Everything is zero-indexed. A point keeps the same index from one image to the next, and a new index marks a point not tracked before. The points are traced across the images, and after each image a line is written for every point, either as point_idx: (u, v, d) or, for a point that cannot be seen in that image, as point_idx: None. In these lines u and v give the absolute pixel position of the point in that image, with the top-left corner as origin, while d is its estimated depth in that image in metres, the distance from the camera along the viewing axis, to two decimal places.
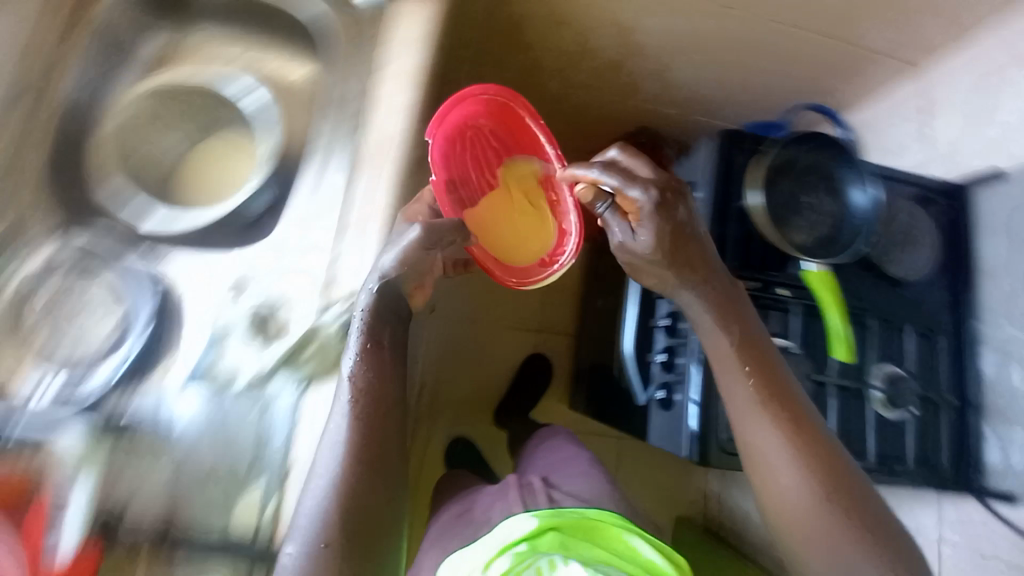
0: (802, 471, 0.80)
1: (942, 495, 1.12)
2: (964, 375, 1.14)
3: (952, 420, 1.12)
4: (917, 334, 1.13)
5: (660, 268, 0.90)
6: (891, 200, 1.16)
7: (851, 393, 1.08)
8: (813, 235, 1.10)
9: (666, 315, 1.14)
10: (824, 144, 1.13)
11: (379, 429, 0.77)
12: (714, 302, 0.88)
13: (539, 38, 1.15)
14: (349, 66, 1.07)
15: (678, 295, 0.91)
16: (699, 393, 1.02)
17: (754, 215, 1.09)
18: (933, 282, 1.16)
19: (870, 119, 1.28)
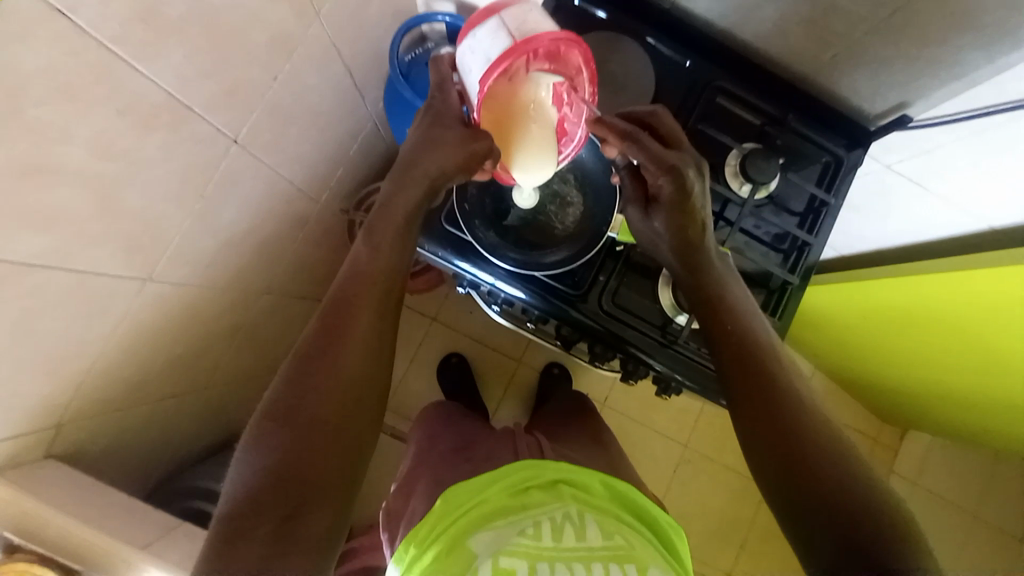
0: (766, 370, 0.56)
1: (853, 126, 0.72)
2: (746, 79, 0.71)
3: (807, 109, 0.72)
4: (712, 82, 0.71)
5: (659, 236, 0.63)
6: (576, 178, 0.70)
7: (755, 227, 0.71)
8: (519, 242, 0.69)
9: (494, 302, 0.75)
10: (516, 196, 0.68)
11: (297, 439, 0.51)
12: (689, 219, 0.60)
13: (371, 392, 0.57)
14: (99, 408, 0.69)
15: (683, 243, 0.61)
16: (604, 340, 0.70)
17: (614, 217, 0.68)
18: (693, 16, 0.69)
19: None
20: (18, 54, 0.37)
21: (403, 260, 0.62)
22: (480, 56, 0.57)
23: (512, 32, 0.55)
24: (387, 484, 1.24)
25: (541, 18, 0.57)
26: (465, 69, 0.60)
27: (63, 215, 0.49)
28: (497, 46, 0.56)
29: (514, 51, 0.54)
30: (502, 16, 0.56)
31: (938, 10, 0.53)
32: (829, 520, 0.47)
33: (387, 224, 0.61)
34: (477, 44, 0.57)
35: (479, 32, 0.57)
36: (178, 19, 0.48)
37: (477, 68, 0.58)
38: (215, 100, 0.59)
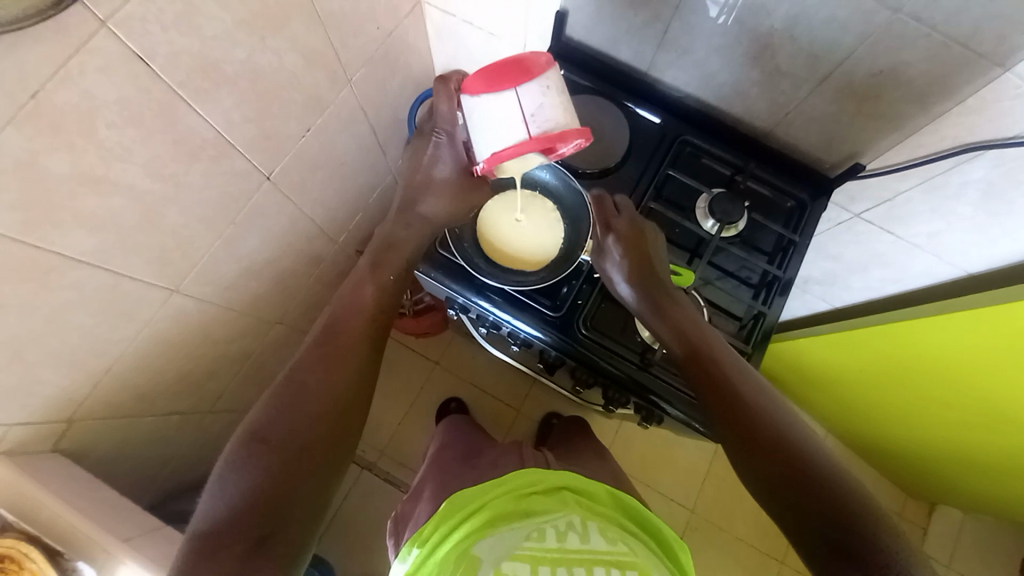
0: (736, 395, 0.57)
1: (812, 173, 0.80)
2: (710, 134, 0.81)
3: (769, 159, 0.81)
4: (682, 136, 0.81)
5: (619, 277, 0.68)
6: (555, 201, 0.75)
7: (726, 260, 0.77)
8: (499, 266, 0.72)
9: (483, 326, 0.79)
10: (487, 224, 0.74)
11: (278, 446, 0.53)
12: (640, 262, 0.68)
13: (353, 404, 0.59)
14: (110, 409, 0.73)
15: (641, 278, 0.67)
16: (584, 364, 0.72)
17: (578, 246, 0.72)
18: (660, 84, 0.81)
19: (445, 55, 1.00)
20: (103, 83, 0.49)
21: (394, 302, 0.68)
22: (498, 128, 0.60)
23: (527, 121, 0.59)
24: (376, 530, 1.21)
25: (553, 100, 0.60)
26: (472, 121, 0.62)
27: (112, 222, 0.58)
28: (515, 131, 0.59)
29: (531, 145, 0.59)
30: (519, 94, 0.58)
31: (867, 69, 0.63)
32: (829, 532, 0.48)
33: (391, 265, 0.68)
34: (490, 112, 0.60)
35: (493, 100, 0.59)
36: (231, 72, 0.61)
37: (490, 138, 0.61)
38: (254, 142, 0.70)
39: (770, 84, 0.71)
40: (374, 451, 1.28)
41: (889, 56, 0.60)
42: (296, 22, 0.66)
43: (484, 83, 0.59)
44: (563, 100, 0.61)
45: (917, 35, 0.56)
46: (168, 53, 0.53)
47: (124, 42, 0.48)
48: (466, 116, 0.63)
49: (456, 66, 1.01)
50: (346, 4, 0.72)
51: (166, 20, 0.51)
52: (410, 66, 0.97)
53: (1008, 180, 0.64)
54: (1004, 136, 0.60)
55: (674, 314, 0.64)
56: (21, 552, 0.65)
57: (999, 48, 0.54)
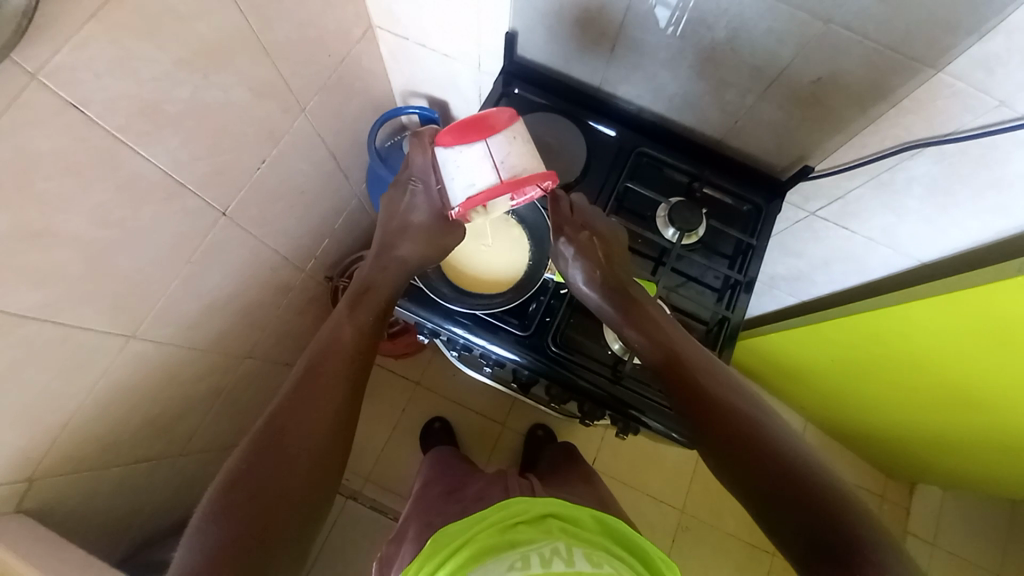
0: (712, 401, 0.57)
1: (766, 176, 0.82)
2: (665, 144, 0.83)
3: (725, 164, 0.82)
4: (637, 146, 0.82)
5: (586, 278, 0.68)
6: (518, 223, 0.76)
7: (689, 267, 0.79)
8: (466, 294, 0.73)
9: (455, 349, 0.79)
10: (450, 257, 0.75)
11: (250, 490, 0.52)
12: (599, 261, 0.68)
13: (330, 441, 0.58)
14: (73, 464, 0.71)
15: (600, 277, 0.68)
16: (557, 381, 0.73)
17: (544, 266, 0.73)
18: (612, 96, 0.82)
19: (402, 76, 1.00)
20: (36, 137, 0.48)
21: (375, 340, 0.67)
22: (468, 175, 0.61)
23: (497, 166, 0.60)
24: (366, 559, 1.20)
25: (520, 149, 0.62)
26: (445, 170, 0.64)
27: (61, 275, 0.56)
28: (484, 177, 0.61)
29: (503, 188, 0.60)
30: (488, 144, 0.60)
31: (807, 76, 0.65)
32: (808, 530, 0.48)
33: (368, 307, 0.67)
34: (461, 163, 0.61)
35: (463, 151, 0.61)
36: (175, 112, 0.60)
37: (461, 185, 0.62)
38: (206, 179, 0.69)
39: (718, 94, 0.73)
40: (360, 478, 1.27)
41: (827, 64, 0.62)
42: (241, 57, 0.65)
43: (455, 136, 0.61)
44: (529, 148, 0.64)
45: (850, 43, 0.58)
46: (104, 100, 0.52)
47: (55, 92, 0.47)
48: (439, 165, 0.65)
49: (414, 87, 1.01)
50: (292, 35, 0.72)
51: (100, 68, 0.50)
52: (368, 89, 0.97)
53: (951, 175, 0.67)
54: (948, 131, 0.62)
55: (646, 322, 0.65)
56: None
57: (926, 52, 0.56)
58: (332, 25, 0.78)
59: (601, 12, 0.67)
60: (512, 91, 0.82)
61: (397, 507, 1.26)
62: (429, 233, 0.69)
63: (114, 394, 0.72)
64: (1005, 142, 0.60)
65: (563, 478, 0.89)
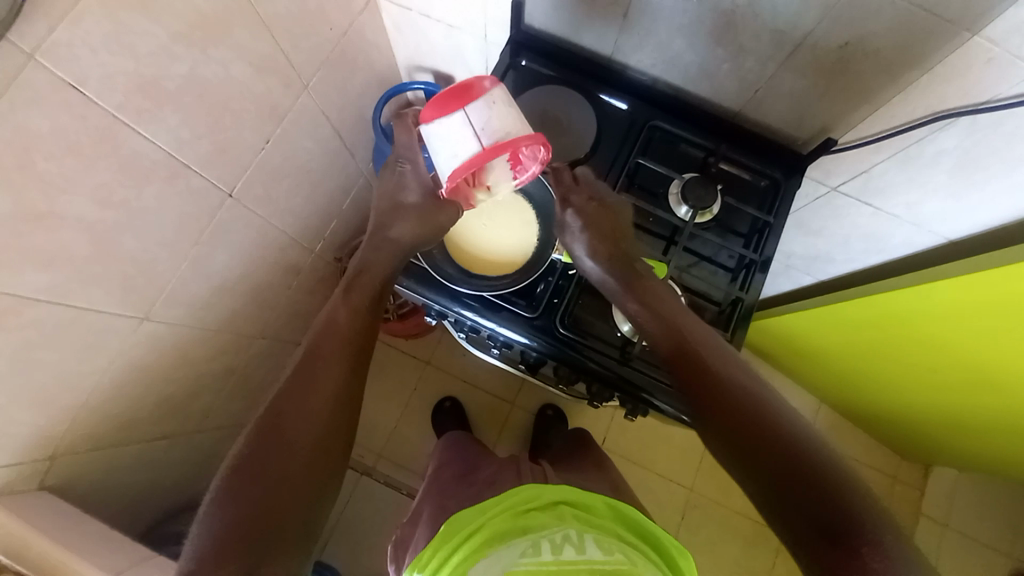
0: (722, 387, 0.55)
1: (785, 149, 0.79)
2: (679, 116, 0.79)
3: (742, 137, 0.79)
4: (650, 119, 0.79)
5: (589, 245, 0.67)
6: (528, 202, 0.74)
7: (702, 246, 0.76)
8: (473, 276, 0.71)
9: (463, 330, 0.79)
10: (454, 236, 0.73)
11: (261, 474, 0.53)
12: (606, 232, 0.68)
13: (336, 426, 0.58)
14: (91, 442, 0.73)
15: (604, 246, 0.67)
16: (565, 363, 0.72)
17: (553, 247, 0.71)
18: (623, 66, 0.78)
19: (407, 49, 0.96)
20: (32, 117, 0.47)
21: (371, 321, 0.66)
22: (450, 147, 0.61)
23: (479, 134, 0.60)
24: (379, 533, 1.23)
25: (502, 113, 0.62)
26: (431, 146, 0.64)
27: (66, 258, 0.56)
28: (467, 146, 0.60)
29: (488, 154, 0.60)
30: (468, 113, 0.60)
31: (833, 41, 0.61)
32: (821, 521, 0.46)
33: (362, 290, 0.66)
34: (444, 135, 0.61)
35: (444, 123, 0.61)
36: (175, 89, 0.59)
37: (447, 158, 0.62)
38: (209, 159, 0.68)
39: (736, 62, 0.69)
40: (372, 455, 1.29)
41: (854, 27, 0.58)
42: (239, 30, 0.63)
43: (434, 109, 0.61)
44: (512, 113, 0.63)
45: (880, 4, 0.54)
46: (100, 77, 0.50)
47: (51, 70, 0.46)
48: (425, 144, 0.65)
49: (419, 60, 0.98)
50: (291, 6, 0.69)
51: (96, 42, 0.49)
52: (371, 63, 0.94)
53: (984, 147, 0.63)
54: (982, 101, 0.58)
55: (652, 307, 0.62)
56: None
57: (967, 13, 0.51)
58: None
59: None
60: (520, 63, 0.79)
61: (409, 483, 1.28)
62: (434, 215, 0.67)
63: (128, 375, 0.73)
64: None
65: (576, 462, 0.90)
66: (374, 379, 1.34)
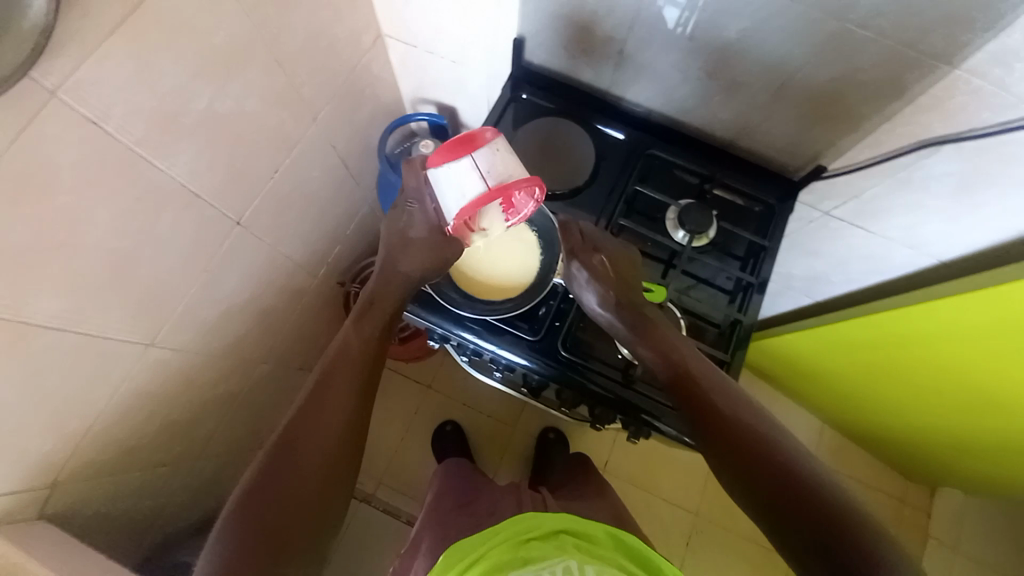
0: (721, 415, 0.58)
1: (777, 175, 0.82)
2: (675, 144, 0.82)
3: (736, 164, 0.82)
4: (647, 147, 0.82)
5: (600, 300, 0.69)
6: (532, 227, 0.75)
7: (700, 269, 0.78)
8: (475, 300, 0.73)
9: (466, 354, 0.80)
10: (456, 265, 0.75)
11: (267, 503, 0.53)
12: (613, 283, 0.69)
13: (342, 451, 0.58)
14: (94, 469, 0.72)
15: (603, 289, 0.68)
16: (567, 385, 0.73)
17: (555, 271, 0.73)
18: (620, 98, 0.82)
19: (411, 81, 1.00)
20: (56, 151, 0.49)
21: (382, 347, 0.68)
22: (456, 189, 0.63)
23: (484, 176, 0.61)
24: (379, 562, 1.20)
25: (507, 158, 0.63)
26: (438, 188, 0.65)
27: (80, 286, 0.57)
28: (471, 189, 0.61)
29: (487, 198, 0.61)
30: (474, 158, 0.61)
31: (820, 75, 0.64)
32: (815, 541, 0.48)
33: (374, 319, 0.68)
34: (450, 177, 0.62)
35: (452, 167, 0.62)
36: (192, 123, 0.61)
37: (453, 199, 0.63)
38: (221, 189, 0.70)
39: (728, 94, 0.72)
40: (373, 481, 1.27)
41: (841, 62, 0.61)
42: (255, 67, 0.66)
43: (441, 153, 0.62)
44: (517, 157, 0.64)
45: (866, 41, 0.58)
46: (121, 113, 0.53)
47: (76, 108, 0.49)
48: (433, 185, 0.66)
49: (423, 92, 1.01)
50: (304, 44, 0.73)
51: (119, 82, 0.51)
52: (377, 95, 0.98)
53: (969, 171, 0.65)
54: (965, 129, 0.61)
55: (656, 337, 0.65)
56: None
57: (946, 47, 0.54)
58: (343, 34, 0.79)
59: (608, 15, 0.67)
60: (522, 96, 0.82)
61: (410, 510, 1.26)
62: (436, 240, 0.69)
63: (134, 401, 0.73)
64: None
65: (577, 491, 0.90)
66: (376, 403, 1.33)
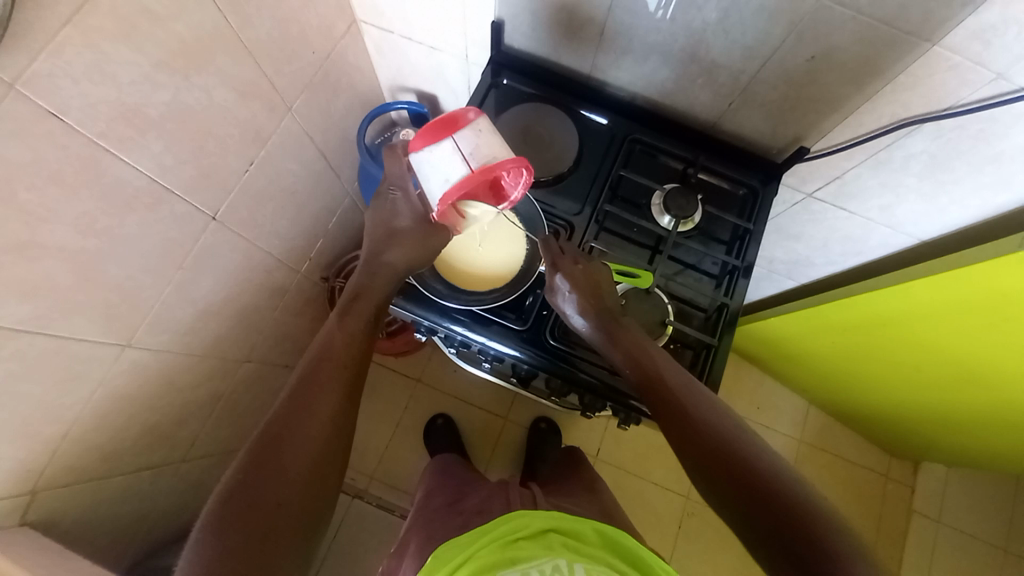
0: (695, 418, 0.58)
1: (760, 158, 0.81)
2: (658, 129, 0.82)
3: (719, 147, 0.81)
4: (630, 132, 0.81)
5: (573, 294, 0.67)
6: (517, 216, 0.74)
7: (685, 254, 0.78)
8: (460, 291, 0.72)
9: (453, 345, 0.79)
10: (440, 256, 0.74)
11: (250, 506, 0.51)
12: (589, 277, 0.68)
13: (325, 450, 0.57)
14: (73, 475, 0.71)
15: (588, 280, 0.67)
16: (556, 374, 0.73)
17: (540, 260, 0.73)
18: (601, 82, 0.81)
19: (390, 70, 0.98)
20: (15, 146, 0.46)
21: (368, 343, 0.67)
22: (439, 172, 0.62)
23: (467, 158, 0.61)
24: (372, 558, 1.20)
25: (489, 139, 0.63)
26: (420, 174, 0.65)
27: (49, 287, 0.55)
28: (455, 170, 0.61)
29: (471, 177, 0.60)
30: (456, 140, 0.61)
31: (800, 55, 0.63)
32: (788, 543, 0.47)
33: (358, 315, 0.67)
34: (433, 161, 0.62)
35: (433, 150, 0.62)
36: (157, 116, 0.59)
37: (436, 182, 0.62)
38: (193, 184, 0.68)
39: (709, 76, 0.72)
40: (364, 477, 1.27)
41: (820, 42, 0.61)
42: (221, 56, 0.64)
43: (423, 137, 0.63)
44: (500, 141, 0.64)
45: (844, 20, 0.57)
46: (82, 105, 0.51)
47: (34, 100, 0.46)
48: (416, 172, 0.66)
49: (401, 81, 0.99)
50: (274, 32, 0.71)
51: (77, 73, 0.49)
52: (355, 86, 0.96)
53: (947, 150, 0.66)
54: (942, 107, 0.61)
55: (632, 340, 0.65)
56: None
57: (922, 25, 0.54)
58: (314, 21, 0.77)
59: None
60: (502, 82, 0.81)
61: (403, 504, 1.26)
62: (418, 234, 0.68)
63: (113, 404, 0.71)
64: (1003, 116, 0.59)
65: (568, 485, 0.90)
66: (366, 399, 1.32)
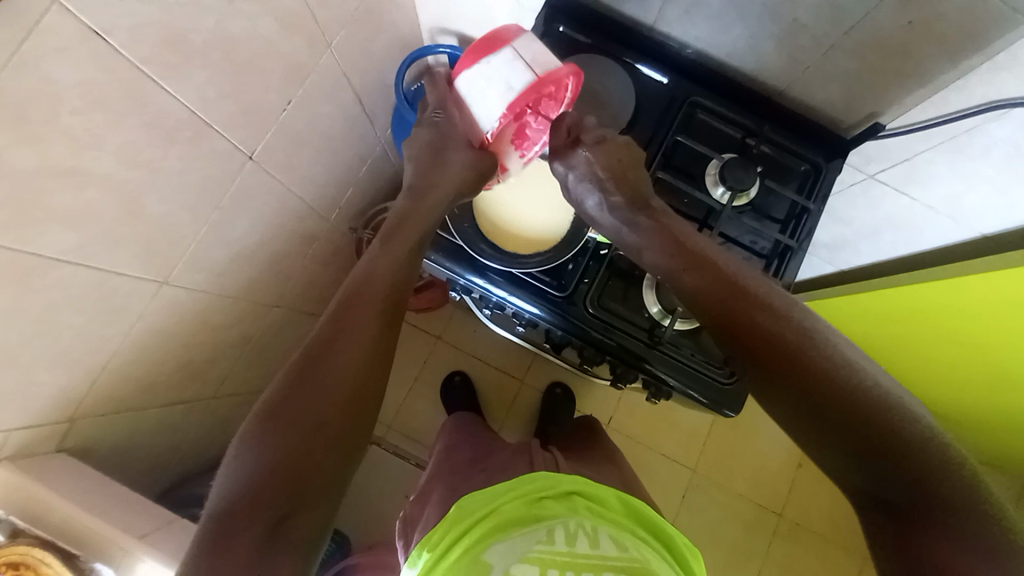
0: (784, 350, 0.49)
1: (829, 130, 0.76)
2: (720, 94, 0.77)
3: (784, 118, 0.77)
4: (691, 94, 0.76)
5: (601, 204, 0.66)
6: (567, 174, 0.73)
7: (738, 229, 0.75)
8: (503, 254, 0.70)
9: (488, 307, 0.78)
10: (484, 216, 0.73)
11: (286, 437, 0.52)
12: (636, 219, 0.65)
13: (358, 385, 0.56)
14: (109, 404, 0.72)
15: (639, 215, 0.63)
16: (592, 341, 0.71)
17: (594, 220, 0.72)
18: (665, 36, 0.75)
19: (433, 11, 0.91)
20: (57, 68, 0.43)
21: (407, 275, 0.64)
22: (501, 80, 0.63)
23: (530, 64, 0.63)
24: (386, 502, 1.24)
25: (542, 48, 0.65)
26: (477, 93, 0.66)
27: (88, 219, 0.54)
28: (519, 77, 0.63)
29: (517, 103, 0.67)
30: (515, 48, 0.63)
31: (896, 20, 0.57)
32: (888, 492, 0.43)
33: (403, 241, 0.64)
34: (495, 71, 0.63)
35: (494, 61, 0.63)
36: (200, 45, 0.55)
37: (499, 92, 0.64)
38: (232, 120, 0.65)
39: (790, 37, 0.65)
40: (382, 426, 1.30)
41: (922, 6, 0.55)
42: None
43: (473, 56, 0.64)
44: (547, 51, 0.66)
45: None
46: (127, 26, 0.47)
47: (76, 16, 0.42)
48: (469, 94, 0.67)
49: (445, 24, 0.93)
50: None
51: None
52: (395, 26, 0.90)
53: None
54: None
55: (701, 259, 0.57)
56: (37, 558, 0.68)
57: None
58: None
59: None
60: (557, 30, 0.75)
61: (418, 454, 1.29)
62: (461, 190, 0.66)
63: (149, 338, 0.71)
64: None
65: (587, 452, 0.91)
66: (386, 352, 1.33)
